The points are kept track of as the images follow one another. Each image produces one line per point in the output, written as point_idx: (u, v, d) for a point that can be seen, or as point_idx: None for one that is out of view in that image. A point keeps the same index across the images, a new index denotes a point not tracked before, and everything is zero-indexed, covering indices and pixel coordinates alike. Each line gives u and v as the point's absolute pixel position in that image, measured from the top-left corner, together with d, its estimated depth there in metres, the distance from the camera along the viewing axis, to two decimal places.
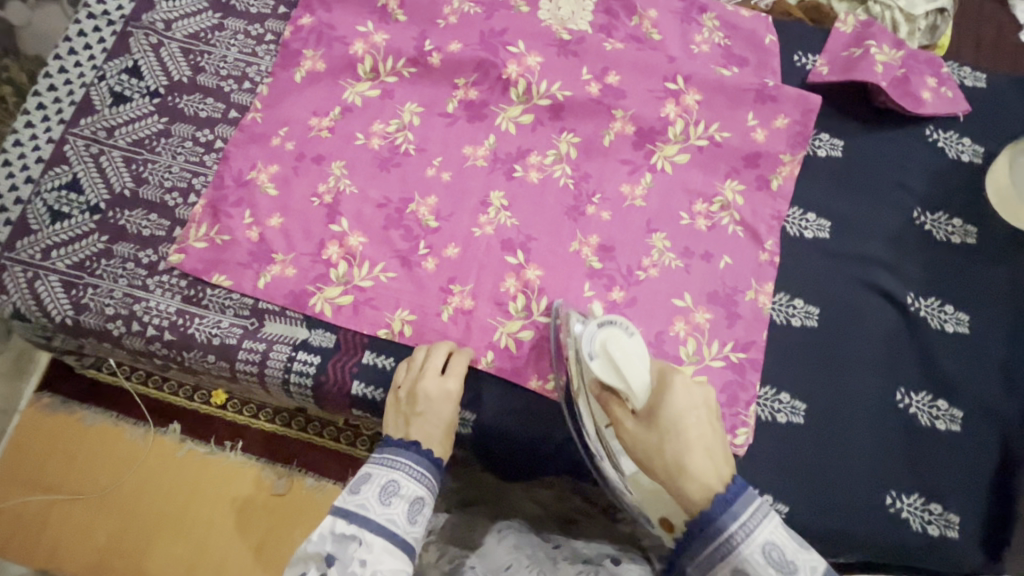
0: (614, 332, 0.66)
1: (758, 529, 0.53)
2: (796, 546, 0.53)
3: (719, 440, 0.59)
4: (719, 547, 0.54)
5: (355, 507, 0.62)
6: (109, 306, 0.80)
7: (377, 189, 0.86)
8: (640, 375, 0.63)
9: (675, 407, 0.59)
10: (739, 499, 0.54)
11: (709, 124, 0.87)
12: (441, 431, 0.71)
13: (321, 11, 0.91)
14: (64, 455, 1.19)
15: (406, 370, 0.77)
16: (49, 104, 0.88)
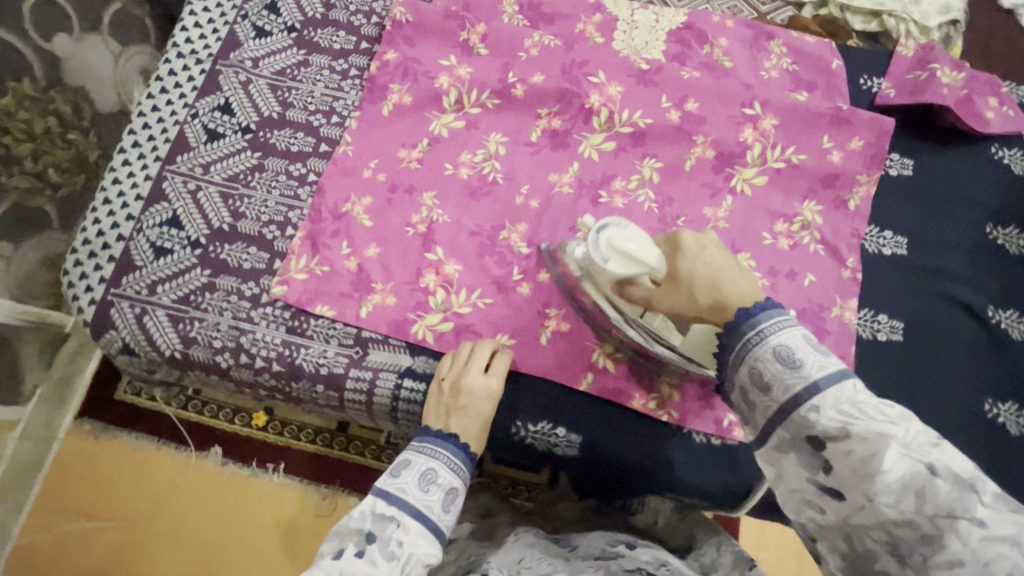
0: (612, 231, 0.70)
1: (774, 334, 0.54)
2: (809, 350, 0.52)
3: (737, 263, 0.63)
4: (738, 354, 0.56)
5: (395, 490, 0.62)
6: (217, 339, 0.82)
7: (470, 217, 0.89)
8: (650, 251, 0.68)
9: (692, 256, 0.64)
10: (762, 310, 0.56)
11: (785, 147, 0.90)
12: (479, 426, 0.72)
13: (405, 46, 0.94)
14: (108, 481, 1.22)
15: (451, 364, 0.77)
16: (143, 142, 0.90)
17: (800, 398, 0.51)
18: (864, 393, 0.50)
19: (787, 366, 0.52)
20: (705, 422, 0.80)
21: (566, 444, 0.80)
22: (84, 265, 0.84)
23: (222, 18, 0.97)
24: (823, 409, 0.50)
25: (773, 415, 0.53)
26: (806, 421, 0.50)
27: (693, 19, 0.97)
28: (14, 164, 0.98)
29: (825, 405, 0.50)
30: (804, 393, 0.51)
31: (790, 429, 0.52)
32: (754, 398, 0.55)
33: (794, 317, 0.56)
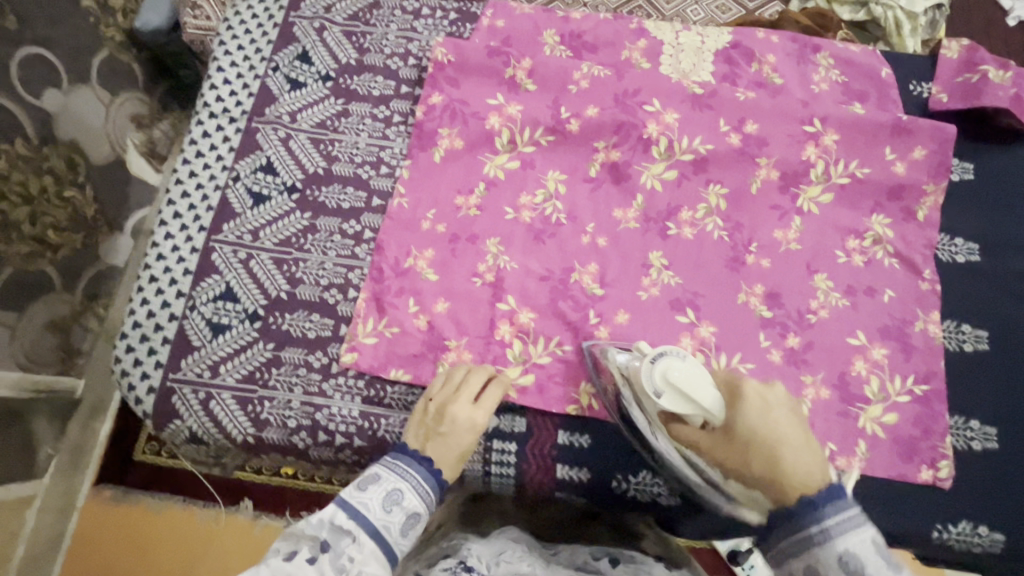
0: (670, 360, 0.64)
1: (837, 538, 0.53)
2: (881, 565, 0.51)
3: (804, 430, 0.60)
4: (795, 547, 0.55)
5: (358, 504, 0.62)
6: (290, 418, 0.77)
7: (538, 262, 0.85)
8: (708, 392, 0.62)
9: (754, 413, 0.60)
10: (829, 504, 0.54)
11: (849, 162, 0.89)
12: (456, 456, 0.70)
13: (449, 87, 0.90)
14: (138, 548, 1.27)
15: (443, 387, 0.75)
16: (184, 211, 0.85)
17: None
18: None
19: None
20: None
21: (670, 494, 0.77)
22: (137, 350, 0.79)
23: (252, 71, 0.93)
24: None
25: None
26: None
27: (738, 37, 0.95)
28: (13, 230, 1.07)
29: None
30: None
31: None
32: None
33: (863, 516, 0.54)
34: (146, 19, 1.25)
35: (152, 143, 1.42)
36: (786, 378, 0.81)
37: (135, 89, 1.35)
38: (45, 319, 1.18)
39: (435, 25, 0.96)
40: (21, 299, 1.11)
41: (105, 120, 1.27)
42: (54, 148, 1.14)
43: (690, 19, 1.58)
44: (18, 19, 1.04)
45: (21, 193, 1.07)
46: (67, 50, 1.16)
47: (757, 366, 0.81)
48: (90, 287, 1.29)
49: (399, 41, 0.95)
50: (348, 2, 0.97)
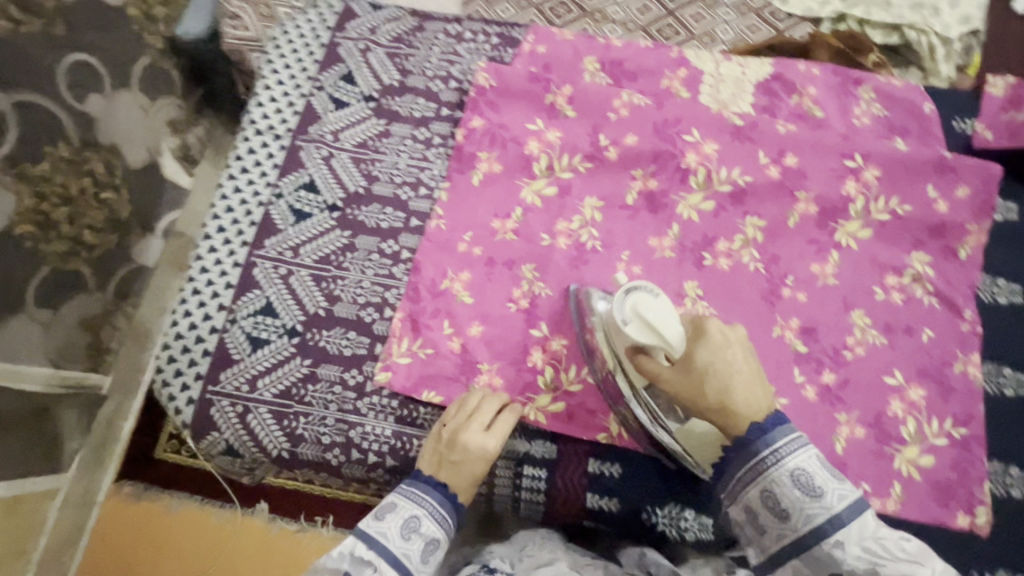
0: (640, 296, 0.65)
1: (788, 457, 0.58)
2: (826, 476, 0.58)
3: (754, 366, 0.62)
4: (752, 472, 0.59)
5: (377, 534, 0.66)
6: (324, 435, 0.78)
7: (572, 288, 0.85)
8: (674, 327, 0.63)
9: (712, 347, 0.62)
10: (779, 428, 0.60)
11: (889, 198, 0.88)
12: (468, 483, 0.72)
13: (490, 112, 0.92)
14: (151, 550, 1.28)
15: (456, 414, 0.75)
16: (228, 226, 0.87)
17: (822, 530, 0.56)
18: (884, 527, 0.56)
19: (807, 495, 0.57)
20: None
21: (698, 529, 0.76)
22: (178, 361, 0.81)
23: (297, 90, 0.95)
24: (847, 546, 0.55)
25: (787, 542, 0.58)
26: (827, 555, 0.56)
27: (779, 69, 0.95)
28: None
29: (848, 542, 0.55)
30: (826, 524, 0.56)
31: (812, 558, 0.57)
32: (767, 521, 0.59)
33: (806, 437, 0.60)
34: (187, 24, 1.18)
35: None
36: (820, 415, 0.80)
37: None
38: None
39: (477, 49, 0.98)
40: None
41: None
42: None
43: (719, 39, 1.56)
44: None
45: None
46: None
47: (791, 402, 0.81)
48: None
49: (442, 64, 0.96)
50: (393, 25, 0.99)
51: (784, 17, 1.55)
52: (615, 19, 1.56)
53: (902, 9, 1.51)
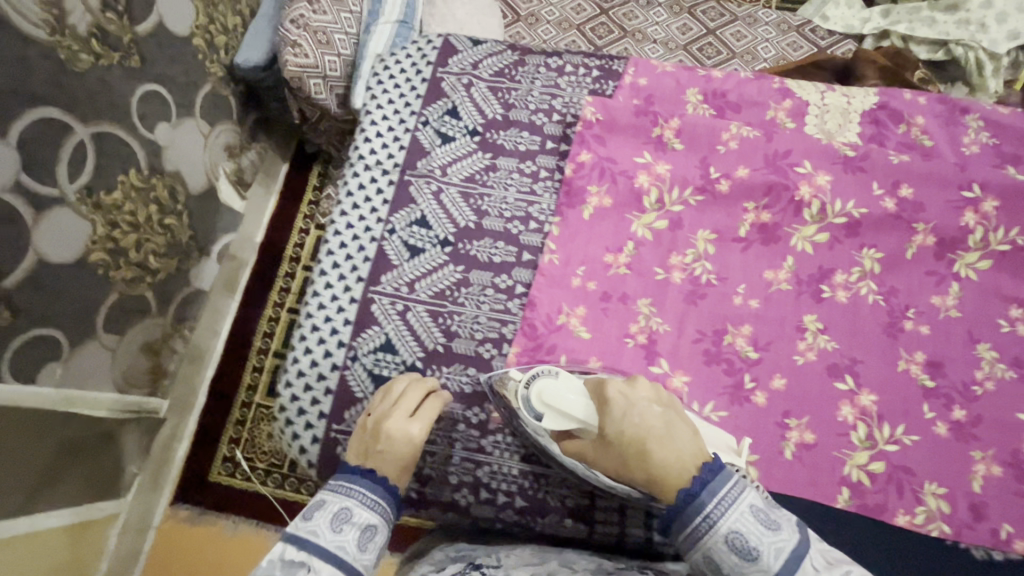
0: (543, 382, 0.71)
1: (721, 519, 0.60)
2: (760, 531, 0.59)
3: (668, 418, 0.66)
4: (690, 536, 0.61)
5: (306, 534, 0.63)
6: (452, 475, 0.79)
7: (689, 323, 0.84)
8: (580, 408, 0.69)
9: (620, 415, 0.66)
10: (707, 488, 0.61)
11: (1009, 228, 0.86)
12: (396, 467, 0.71)
13: (597, 145, 0.92)
14: (210, 566, 1.34)
15: (382, 400, 0.76)
16: (342, 261, 0.88)
17: None
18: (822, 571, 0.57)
19: (744, 558, 0.59)
20: (980, 534, 0.75)
21: None
22: (301, 400, 0.82)
23: (402, 125, 0.96)
24: None
25: None
26: None
27: (884, 98, 0.95)
28: (122, 255, 1.13)
29: None
30: None
31: None
32: None
33: (737, 491, 0.61)
34: (246, 55, 1.35)
35: (241, 172, 1.47)
36: (954, 453, 0.78)
37: (229, 121, 1.40)
38: (140, 342, 1.22)
39: (579, 82, 0.98)
40: (122, 324, 1.17)
41: (204, 151, 1.32)
42: (160, 178, 1.20)
43: (760, 57, 1.58)
44: (141, 59, 1.12)
45: (131, 221, 1.13)
46: (179, 85, 1.22)
47: (923, 439, 0.79)
48: (179, 310, 1.33)
49: (544, 97, 0.97)
50: (494, 59, 1.00)
51: (824, 34, 1.58)
52: (656, 40, 1.61)
53: (947, 25, 1.50)
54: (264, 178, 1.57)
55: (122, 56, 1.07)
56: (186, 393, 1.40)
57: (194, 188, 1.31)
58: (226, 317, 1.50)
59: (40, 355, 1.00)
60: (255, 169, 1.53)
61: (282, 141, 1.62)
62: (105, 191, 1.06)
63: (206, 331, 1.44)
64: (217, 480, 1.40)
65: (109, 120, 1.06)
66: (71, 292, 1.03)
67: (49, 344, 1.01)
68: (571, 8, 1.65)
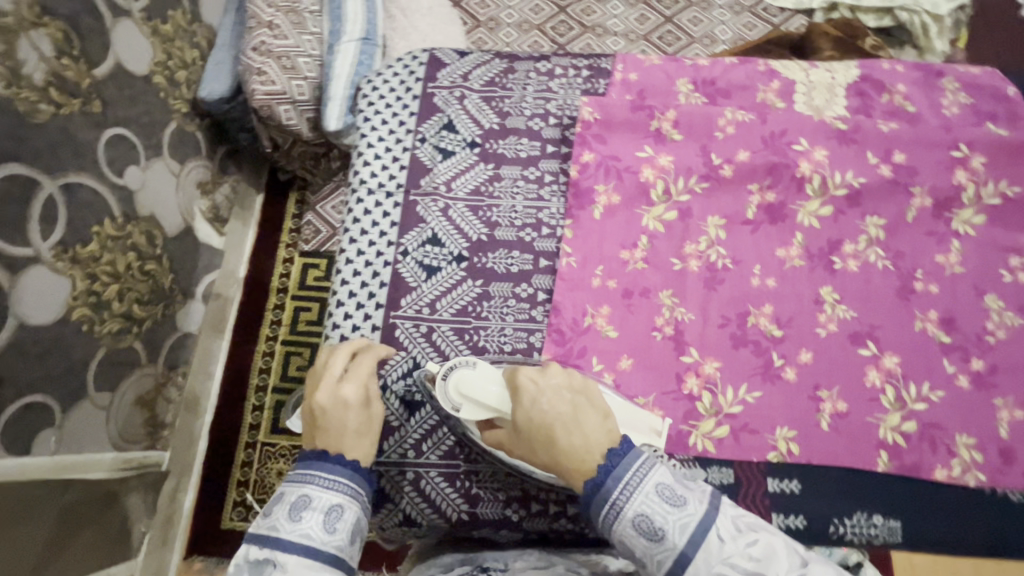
0: (461, 373, 0.71)
1: (626, 505, 0.59)
2: (665, 510, 0.58)
3: (577, 403, 0.66)
4: (603, 525, 0.61)
5: (267, 530, 0.61)
6: (500, 491, 0.78)
7: (712, 309, 0.86)
8: (494, 397, 0.69)
9: (530, 402, 0.66)
10: (612, 476, 0.61)
11: (998, 182, 0.90)
12: (350, 434, 0.69)
13: (598, 144, 0.92)
14: None
15: (309, 379, 0.73)
16: (358, 289, 0.87)
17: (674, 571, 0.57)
18: (729, 544, 0.56)
19: (651, 539, 0.58)
20: (1013, 478, 0.78)
21: (887, 533, 0.78)
22: None
23: (400, 144, 0.95)
24: None
25: None
26: None
27: (865, 70, 0.98)
28: (105, 308, 1.08)
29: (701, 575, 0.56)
30: (674, 563, 0.57)
31: None
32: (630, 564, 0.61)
33: (642, 472, 0.61)
34: (210, 87, 1.32)
35: (216, 209, 1.43)
36: (979, 404, 0.81)
37: (199, 157, 1.35)
38: (132, 395, 1.18)
39: (570, 84, 0.98)
40: (112, 380, 1.12)
41: (176, 191, 1.27)
42: (136, 224, 1.15)
43: (718, 40, 1.61)
44: (102, 103, 1.07)
45: (110, 272, 1.08)
46: (143, 125, 1.17)
47: (948, 394, 0.82)
48: (170, 357, 1.29)
49: (538, 102, 0.97)
50: (483, 69, 0.99)
51: (776, 11, 1.62)
52: (616, 32, 1.62)
53: None
54: (241, 212, 1.52)
55: (82, 101, 1.02)
56: (187, 440, 1.35)
57: (170, 231, 1.26)
58: (217, 357, 1.44)
59: (33, 423, 0.94)
60: (230, 204, 1.49)
61: (254, 171, 1.57)
62: (80, 245, 1.01)
63: (198, 375, 1.39)
64: (230, 526, 1.34)
65: (77, 169, 1.01)
66: (55, 354, 0.98)
67: (40, 412, 0.96)
68: (530, 9, 1.66)
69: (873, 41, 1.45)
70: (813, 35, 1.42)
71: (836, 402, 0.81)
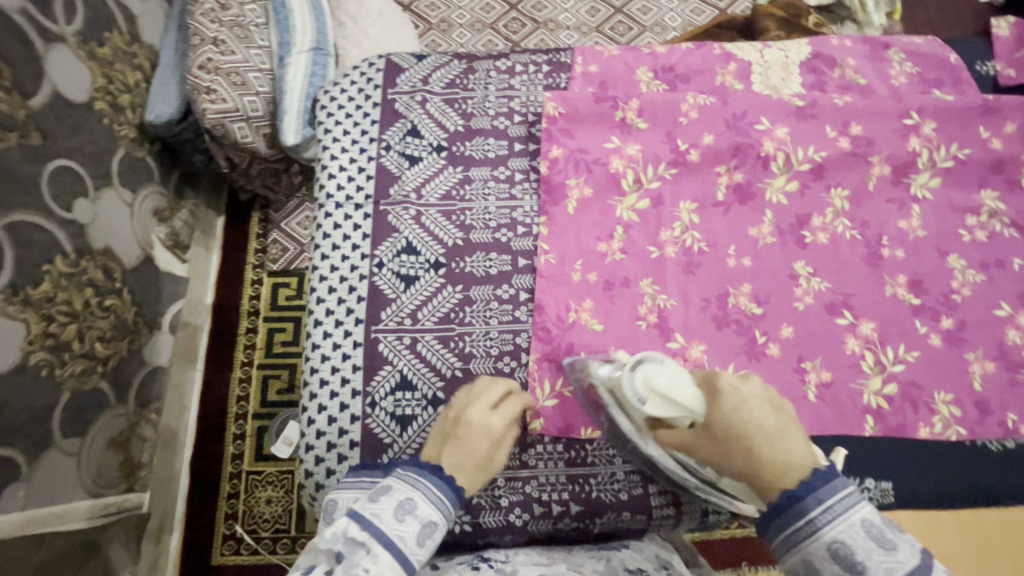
0: (649, 366, 0.65)
1: (826, 527, 0.54)
2: (871, 547, 0.53)
3: (781, 417, 0.60)
4: (787, 538, 0.56)
5: (370, 516, 0.60)
6: (501, 498, 0.77)
7: (693, 293, 0.86)
8: (689, 395, 0.63)
9: (730, 405, 0.61)
10: (814, 495, 0.55)
11: (949, 146, 0.94)
12: (475, 462, 0.66)
13: (565, 139, 0.92)
14: None
15: (460, 394, 0.72)
16: (335, 306, 0.84)
17: None
18: None
19: (847, 570, 0.53)
20: (990, 428, 0.81)
21: (879, 495, 0.80)
22: (328, 459, 0.79)
23: (364, 154, 0.92)
24: None
25: None
26: None
27: (816, 47, 1.01)
28: (65, 350, 1.02)
29: None
30: None
31: None
32: None
33: (850, 501, 0.55)
34: (156, 110, 1.26)
35: (175, 235, 1.37)
36: (952, 360, 0.84)
37: (152, 183, 1.30)
38: (104, 438, 1.12)
39: (532, 80, 0.98)
40: (81, 424, 1.06)
41: (131, 221, 1.22)
42: (91, 259, 1.09)
43: (669, 27, 1.63)
44: (42, 134, 1.01)
45: (68, 311, 1.03)
46: (88, 154, 1.11)
47: (923, 354, 0.85)
48: (140, 394, 1.23)
49: (501, 101, 0.96)
50: (442, 71, 0.98)
51: None
52: (569, 26, 1.63)
53: None
54: (202, 236, 1.47)
55: (20, 134, 0.96)
56: (167, 477, 1.29)
57: (128, 263, 1.20)
58: (191, 388, 1.38)
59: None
60: (190, 229, 1.43)
61: (211, 193, 1.52)
62: (31, 285, 0.96)
63: (173, 409, 1.33)
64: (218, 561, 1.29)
65: (20, 207, 0.95)
66: (16, 403, 0.92)
67: (6, 466, 0.90)
68: (480, 9, 1.64)
69: (816, 17, 1.50)
70: (759, 16, 1.45)
71: (820, 373, 0.83)
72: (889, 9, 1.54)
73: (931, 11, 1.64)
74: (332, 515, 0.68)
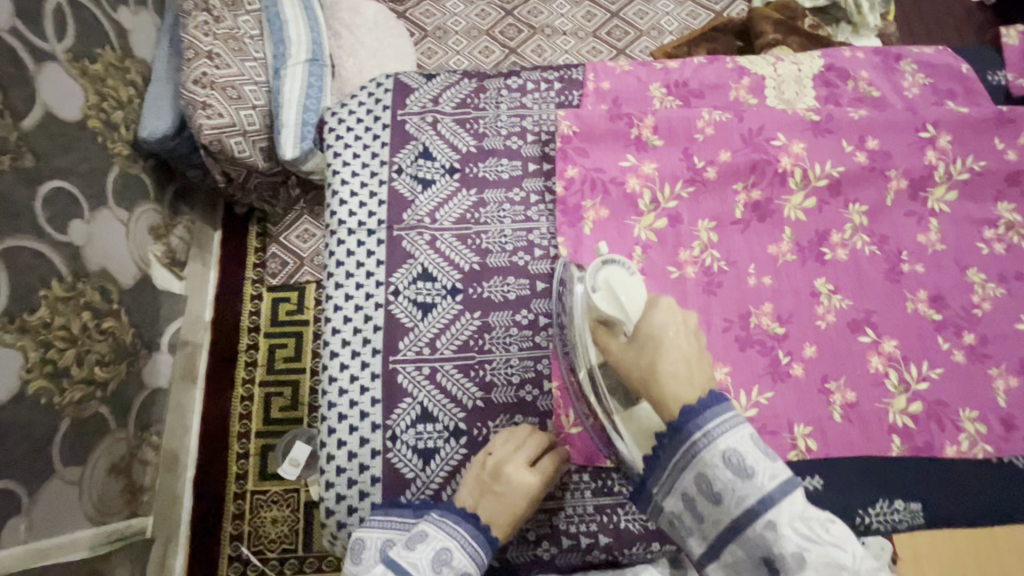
0: (614, 270, 0.68)
1: (720, 437, 0.55)
2: (758, 455, 0.54)
3: (700, 348, 0.60)
4: (685, 454, 0.56)
5: (407, 564, 0.63)
6: (529, 532, 0.76)
7: (714, 313, 0.85)
8: (636, 301, 0.65)
9: (660, 318, 0.61)
10: (710, 409, 0.56)
11: (965, 158, 0.93)
12: (505, 519, 0.68)
13: (580, 158, 0.90)
14: None
15: (502, 443, 0.73)
16: (351, 336, 0.82)
17: (754, 512, 0.53)
18: (811, 507, 0.53)
19: (738, 476, 0.54)
20: (1016, 444, 0.81)
21: (909, 516, 0.79)
22: (348, 496, 0.77)
23: (375, 177, 0.90)
24: (779, 528, 0.51)
25: (723, 530, 0.54)
26: (761, 536, 0.52)
27: (828, 59, 1.00)
28: (63, 377, 0.99)
29: (781, 522, 0.52)
30: (758, 506, 0.52)
31: (745, 545, 0.53)
32: (702, 507, 0.56)
33: (740, 416, 0.56)
34: (150, 126, 1.23)
35: (172, 252, 1.34)
36: (975, 376, 0.84)
37: (147, 201, 1.26)
38: (106, 466, 1.09)
39: (544, 98, 0.96)
40: (82, 452, 1.02)
41: (126, 241, 1.18)
42: (87, 281, 1.06)
43: (666, 31, 1.62)
44: (35, 156, 0.98)
45: (66, 337, 1.00)
46: (82, 175, 1.08)
47: (947, 370, 0.84)
48: (141, 419, 1.20)
49: (513, 120, 0.94)
50: (453, 91, 0.96)
51: None
52: (565, 31, 1.61)
53: None
54: (199, 254, 1.43)
55: (12, 156, 0.93)
56: (169, 502, 1.26)
57: (125, 284, 1.17)
58: (192, 410, 1.35)
59: None
60: (186, 246, 1.40)
61: (206, 210, 1.48)
62: (27, 312, 0.93)
63: (174, 433, 1.29)
64: None
65: (16, 232, 0.92)
66: (15, 434, 0.89)
67: (5, 501, 0.87)
68: (476, 15, 1.63)
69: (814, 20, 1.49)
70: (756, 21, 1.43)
71: (844, 393, 0.82)
72: (884, 12, 1.54)
73: (925, 12, 1.63)
74: (359, 556, 0.67)
